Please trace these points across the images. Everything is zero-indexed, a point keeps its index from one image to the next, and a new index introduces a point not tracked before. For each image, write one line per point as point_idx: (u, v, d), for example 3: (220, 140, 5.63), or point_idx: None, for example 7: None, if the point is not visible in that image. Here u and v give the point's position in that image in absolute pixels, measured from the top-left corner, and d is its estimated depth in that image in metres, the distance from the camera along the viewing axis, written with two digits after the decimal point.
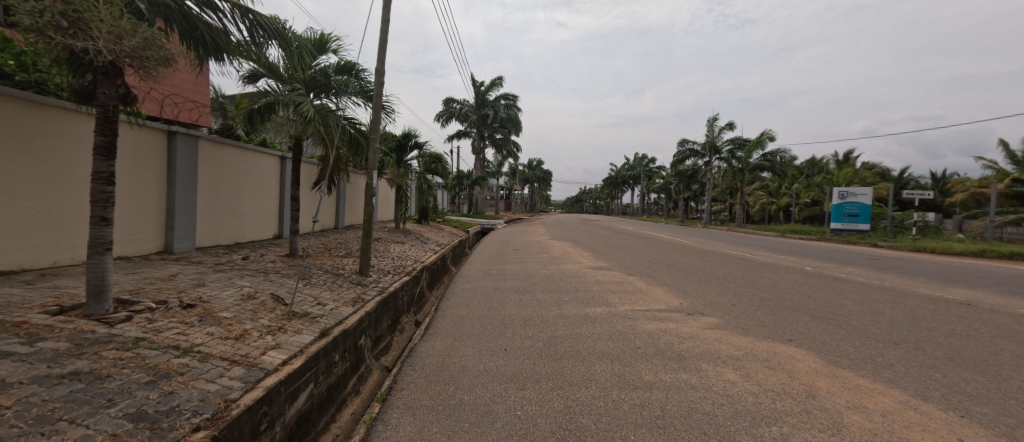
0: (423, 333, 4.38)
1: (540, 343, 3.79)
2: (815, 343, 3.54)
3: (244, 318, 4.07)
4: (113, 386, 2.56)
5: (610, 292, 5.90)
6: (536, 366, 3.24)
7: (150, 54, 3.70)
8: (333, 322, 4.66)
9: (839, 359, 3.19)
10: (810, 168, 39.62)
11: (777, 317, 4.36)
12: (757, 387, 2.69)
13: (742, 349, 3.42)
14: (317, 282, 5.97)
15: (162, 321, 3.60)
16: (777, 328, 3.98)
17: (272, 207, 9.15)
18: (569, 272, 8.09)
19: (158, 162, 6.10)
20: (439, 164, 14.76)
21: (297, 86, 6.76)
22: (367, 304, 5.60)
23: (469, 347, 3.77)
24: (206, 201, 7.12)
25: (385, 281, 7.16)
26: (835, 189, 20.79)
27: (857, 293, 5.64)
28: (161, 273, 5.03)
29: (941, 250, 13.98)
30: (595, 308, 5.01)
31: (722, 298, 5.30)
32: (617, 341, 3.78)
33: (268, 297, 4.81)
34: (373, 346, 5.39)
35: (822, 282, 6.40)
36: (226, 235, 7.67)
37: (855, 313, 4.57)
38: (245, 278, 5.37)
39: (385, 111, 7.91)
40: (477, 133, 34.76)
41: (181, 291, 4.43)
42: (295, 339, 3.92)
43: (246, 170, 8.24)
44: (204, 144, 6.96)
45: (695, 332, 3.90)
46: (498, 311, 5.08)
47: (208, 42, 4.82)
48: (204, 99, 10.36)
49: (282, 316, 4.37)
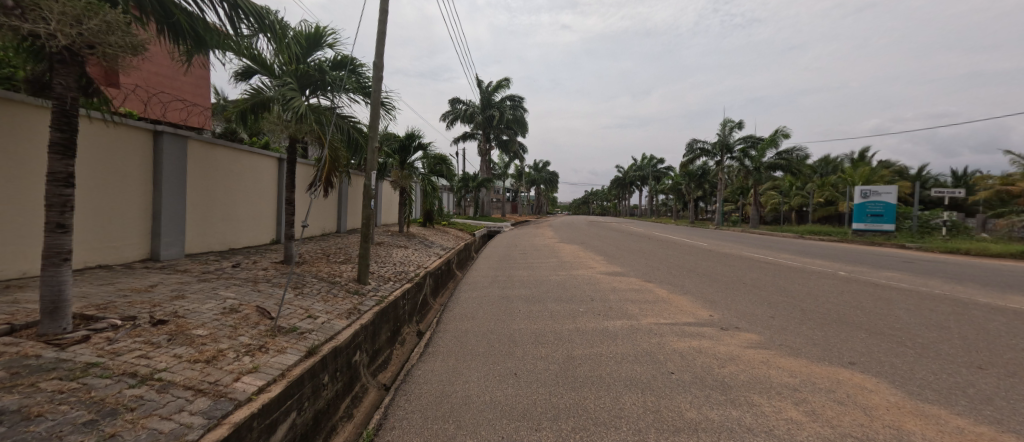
0: (423, 351, 3.89)
1: (556, 366, 3.27)
2: (885, 369, 2.97)
3: (220, 335, 3.62)
4: (39, 430, 2.07)
5: (629, 302, 5.34)
6: (552, 397, 2.71)
7: (114, 40, 3.27)
8: (324, 338, 4.19)
9: (922, 392, 2.62)
10: (823, 167, 38.41)
11: (827, 334, 3.79)
12: (832, 432, 2.13)
13: (797, 376, 2.88)
14: (310, 292, 5.51)
15: (124, 342, 3.16)
16: (833, 349, 3.40)
17: (268, 212, 8.77)
18: (582, 278, 7.56)
19: (142, 163, 5.72)
20: (444, 166, 14.32)
21: (288, 81, 6.30)
22: (363, 315, 5.14)
23: (473, 371, 3.26)
24: (196, 205, 6.74)
25: (385, 290, 6.69)
26: (856, 188, 19.98)
27: (909, 302, 5.02)
28: (138, 284, 4.62)
29: (976, 251, 13.17)
30: (615, 321, 4.47)
31: (759, 309, 4.71)
32: (645, 363, 3.23)
33: (253, 310, 4.36)
34: (370, 362, 4.92)
35: (865, 290, 5.78)
36: (219, 240, 7.29)
37: (919, 328, 3.95)
38: (231, 288, 4.94)
39: (385, 108, 7.47)
40: (483, 135, 34.35)
41: (155, 305, 4.00)
42: (276, 360, 3.45)
43: (240, 172, 7.84)
44: (193, 144, 6.57)
45: (738, 353, 3.34)
46: (506, 325, 4.56)
47: (186, 32, 4.37)
48: (201, 101, 10.11)
49: (265, 332, 3.92)
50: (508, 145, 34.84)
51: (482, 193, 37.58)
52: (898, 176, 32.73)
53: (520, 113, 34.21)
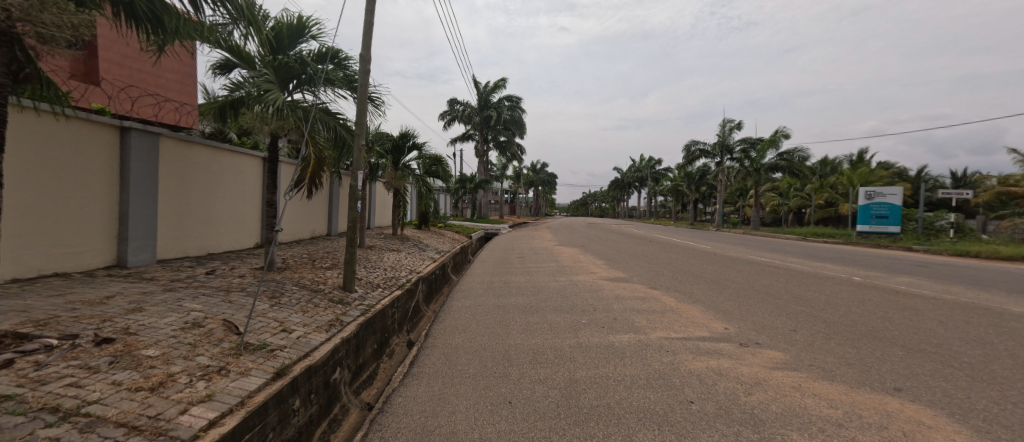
0: (406, 372, 3.46)
1: (557, 392, 2.84)
2: (939, 398, 2.55)
3: (175, 356, 3.18)
4: None
5: (635, 312, 4.93)
6: (554, 435, 2.27)
7: (48, 19, 2.81)
8: (297, 355, 3.74)
9: (992, 429, 2.19)
10: (823, 169, 37.96)
11: (861, 352, 3.38)
12: None
13: (838, 407, 2.45)
14: (288, 302, 5.07)
15: (53, 367, 2.71)
16: (872, 371, 2.98)
17: (251, 215, 8.33)
18: (583, 285, 7.16)
19: (106, 161, 5.29)
20: (439, 167, 13.84)
21: (265, 72, 5.84)
22: (345, 327, 4.68)
23: (461, 399, 2.83)
24: (170, 207, 6.28)
25: (373, 298, 6.23)
26: (861, 189, 19.65)
27: (939, 313, 4.62)
28: (93, 296, 4.16)
29: (986, 254, 12.84)
30: (620, 336, 4.06)
31: (778, 322, 4.30)
32: (659, 389, 2.81)
33: (219, 325, 3.91)
34: (353, 379, 4.46)
35: (887, 298, 5.38)
36: (196, 245, 6.86)
37: (961, 344, 3.54)
38: (199, 300, 4.48)
39: (373, 104, 7.05)
40: (481, 136, 33.91)
41: (105, 320, 3.55)
42: (235, 385, 3.00)
43: (220, 173, 7.38)
44: (165, 141, 6.11)
45: (764, 376, 2.93)
46: (501, 340, 4.14)
47: (144, 14, 3.89)
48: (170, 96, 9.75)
49: (229, 351, 3.47)
50: (507, 147, 34.50)
51: (479, 195, 37.12)
52: (898, 177, 32.55)
53: (519, 113, 33.80)
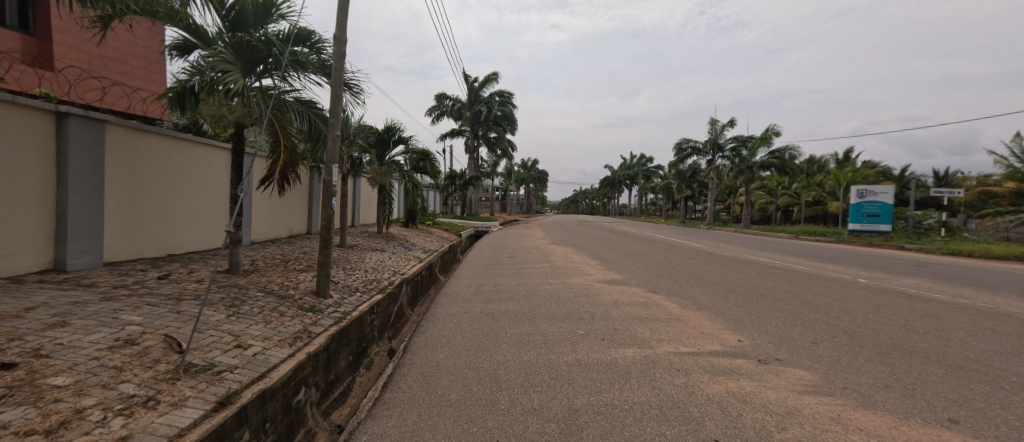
0: (377, 399, 2.94)
1: (554, 426, 2.37)
2: (1005, 432, 2.14)
3: (91, 385, 2.60)
4: None
5: (636, 321, 4.49)
6: None
7: None
8: (249, 377, 3.18)
9: None
10: (811, 167, 38.24)
11: (899, 371, 2.96)
12: None
13: None
14: (249, 312, 4.50)
15: None
16: (915, 395, 2.58)
17: (217, 213, 7.69)
18: (578, 288, 6.72)
19: (39, 150, 4.64)
20: (427, 162, 13.22)
21: (223, 51, 5.15)
22: (313, 340, 4.13)
23: (438, 437, 2.33)
24: (119, 203, 5.62)
25: (350, 304, 5.67)
26: (852, 187, 19.64)
27: (961, 320, 4.29)
28: (11, 307, 3.55)
29: (979, 254, 12.75)
30: (624, 350, 3.61)
31: (796, 333, 3.90)
32: (675, 422, 2.35)
33: (158, 343, 3.34)
34: (322, 398, 3.90)
35: (902, 303, 5.04)
36: (152, 245, 6.22)
37: (1000, 358, 3.19)
38: (141, 310, 3.90)
39: (352, 92, 6.49)
40: (471, 132, 33.18)
41: (15, 339, 2.97)
42: (162, 421, 2.42)
43: (181, 166, 6.72)
44: (113, 129, 5.45)
45: (794, 404, 2.50)
46: (488, 356, 3.67)
47: None
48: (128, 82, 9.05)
49: (163, 375, 2.90)
50: (498, 143, 33.90)
51: (470, 192, 36.48)
52: (885, 176, 32.90)
53: (511, 110, 33.25)
